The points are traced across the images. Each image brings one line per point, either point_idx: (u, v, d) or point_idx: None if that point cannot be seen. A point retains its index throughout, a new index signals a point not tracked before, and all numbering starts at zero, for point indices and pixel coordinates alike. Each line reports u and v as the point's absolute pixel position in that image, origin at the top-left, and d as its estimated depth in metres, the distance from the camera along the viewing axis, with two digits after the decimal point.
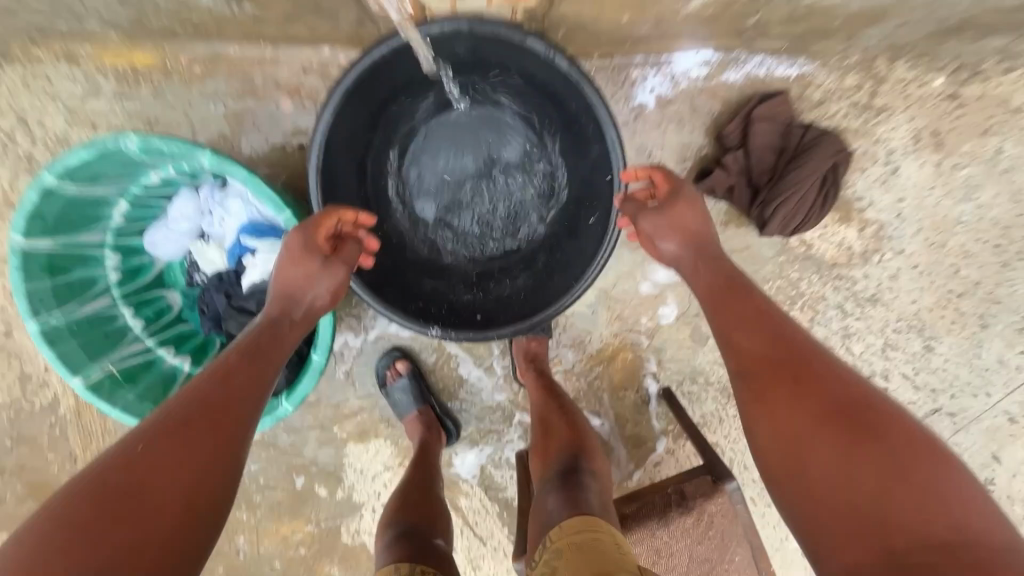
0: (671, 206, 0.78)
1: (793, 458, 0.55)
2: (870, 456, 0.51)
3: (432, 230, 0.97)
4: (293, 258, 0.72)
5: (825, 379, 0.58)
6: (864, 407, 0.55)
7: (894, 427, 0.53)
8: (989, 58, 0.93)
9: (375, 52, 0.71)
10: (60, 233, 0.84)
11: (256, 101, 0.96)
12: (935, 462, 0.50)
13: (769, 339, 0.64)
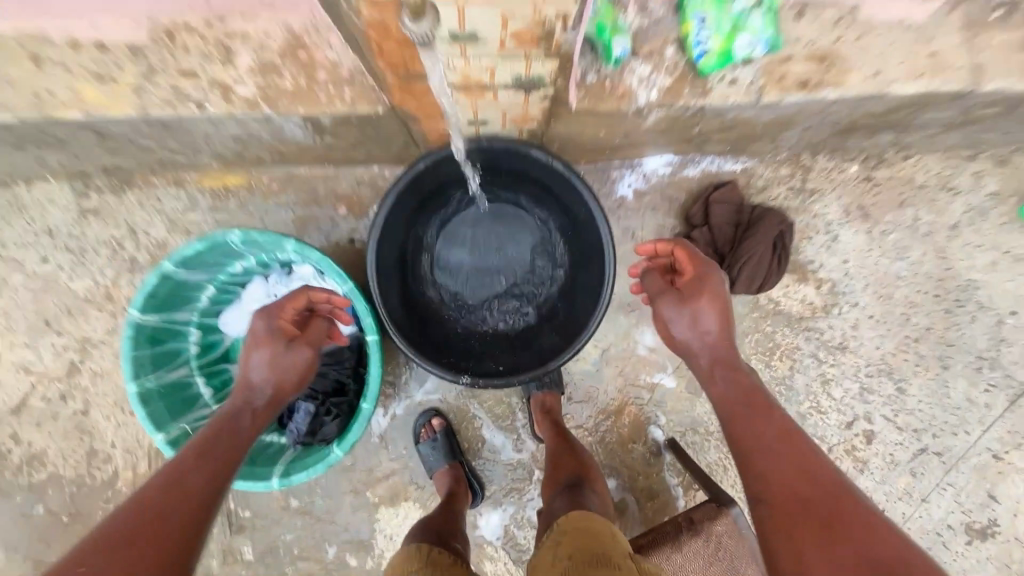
0: (692, 300, 0.82)
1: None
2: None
3: (459, 298, 1.16)
4: (257, 341, 0.85)
5: (851, 515, 0.59)
6: (894, 550, 0.54)
7: (923, 573, 0.52)
8: (888, 150, 1.19)
9: (417, 166, 0.94)
10: (164, 310, 1.03)
11: (318, 208, 1.21)
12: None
13: (794, 474, 0.65)
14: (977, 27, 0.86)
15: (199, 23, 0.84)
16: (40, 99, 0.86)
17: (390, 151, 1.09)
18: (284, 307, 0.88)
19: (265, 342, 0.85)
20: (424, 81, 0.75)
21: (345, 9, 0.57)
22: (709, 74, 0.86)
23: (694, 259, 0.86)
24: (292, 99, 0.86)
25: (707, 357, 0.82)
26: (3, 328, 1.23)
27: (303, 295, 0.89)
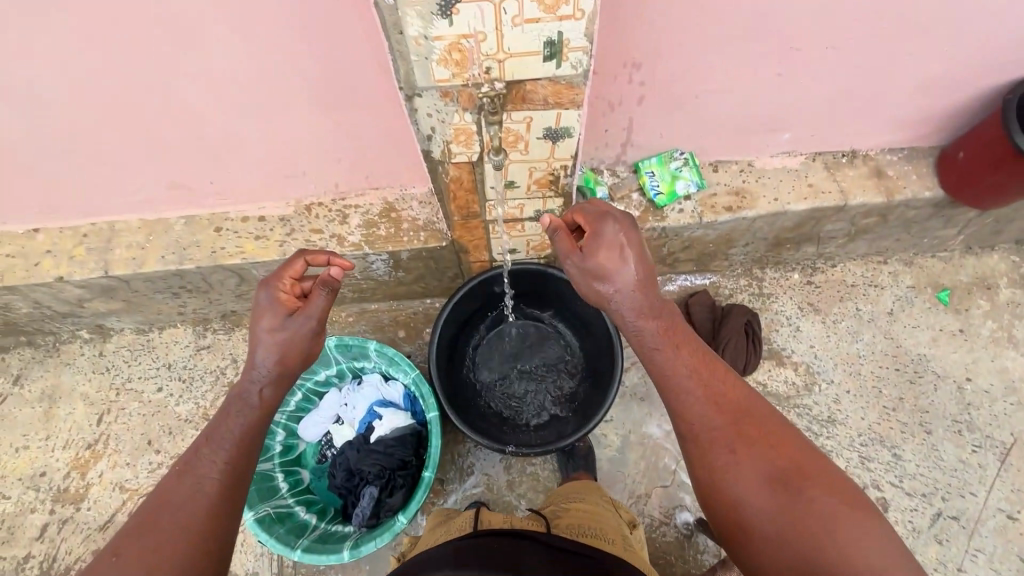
0: (596, 264, 0.83)
1: (737, 505, 0.72)
2: (799, 505, 0.68)
3: (493, 395, 1.40)
4: (261, 312, 0.85)
5: (760, 438, 0.76)
6: (790, 460, 0.73)
7: (808, 476, 0.71)
8: (818, 260, 1.57)
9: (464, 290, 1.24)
10: None
11: (383, 333, 1.53)
12: (843, 503, 0.68)
13: (712, 405, 0.79)
14: (836, 168, 1.31)
15: (327, 200, 1.30)
16: (215, 253, 1.27)
17: (443, 282, 1.46)
18: (284, 277, 0.89)
19: (262, 322, 0.84)
20: (478, 218, 1.15)
21: (440, 172, 0.99)
22: (664, 207, 1.28)
23: (591, 218, 0.85)
24: (385, 242, 1.27)
25: (631, 307, 0.84)
26: (110, 450, 1.44)
27: (301, 261, 0.90)
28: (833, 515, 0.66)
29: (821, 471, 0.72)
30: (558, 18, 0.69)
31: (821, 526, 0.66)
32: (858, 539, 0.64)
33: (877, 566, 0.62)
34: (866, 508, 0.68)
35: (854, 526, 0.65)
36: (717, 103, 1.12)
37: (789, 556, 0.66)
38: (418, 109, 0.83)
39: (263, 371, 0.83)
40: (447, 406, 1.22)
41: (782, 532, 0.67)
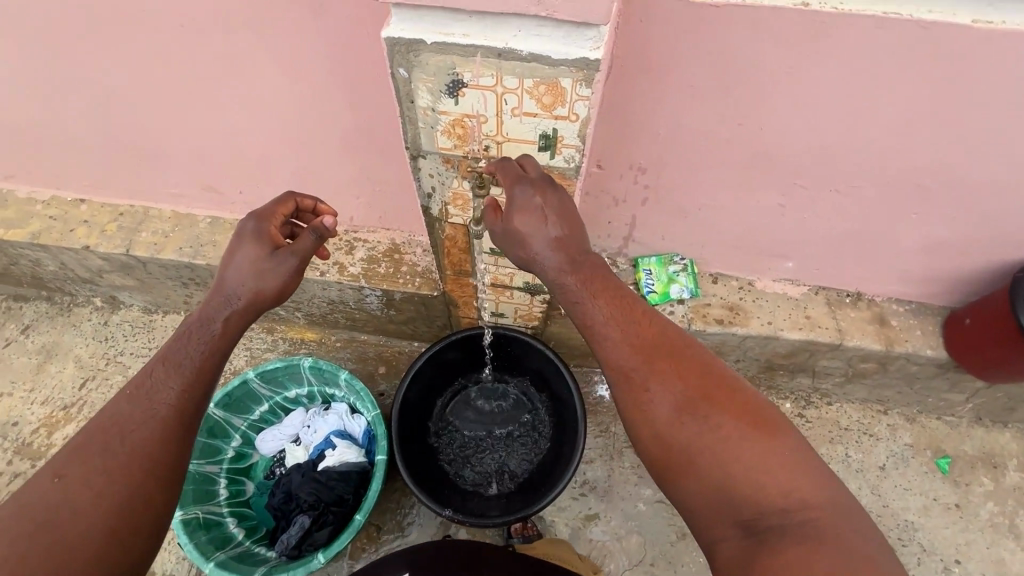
0: (516, 229, 0.79)
1: (664, 436, 0.71)
2: (718, 435, 0.67)
3: (455, 455, 1.39)
4: (244, 241, 0.83)
5: (679, 371, 0.74)
6: (703, 387, 0.72)
7: (727, 406, 0.70)
8: (814, 395, 1.50)
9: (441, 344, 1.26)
10: (227, 410, 1.30)
11: (365, 364, 1.56)
12: (761, 430, 0.67)
13: (632, 346, 0.76)
14: (838, 305, 1.29)
15: (340, 230, 1.37)
16: None
17: (431, 329, 1.49)
18: (273, 210, 0.88)
19: (247, 249, 0.83)
20: (469, 276, 1.19)
21: (436, 228, 1.04)
22: (656, 305, 1.28)
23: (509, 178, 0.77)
24: (381, 279, 1.32)
25: (553, 264, 0.79)
26: (80, 416, 1.48)
27: (292, 201, 0.90)
28: (750, 445, 0.66)
29: (739, 397, 0.71)
30: (554, 117, 0.75)
31: (736, 456, 0.66)
32: (773, 465, 0.64)
33: (790, 488, 0.63)
34: (781, 430, 0.68)
35: (767, 451, 0.65)
36: (720, 218, 1.15)
37: (711, 483, 0.66)
38: (421, 168, 0.89)
39: (234, 299, 0.81)
40: (397, 455, 1.21)
41: (701, 459, 0.67)
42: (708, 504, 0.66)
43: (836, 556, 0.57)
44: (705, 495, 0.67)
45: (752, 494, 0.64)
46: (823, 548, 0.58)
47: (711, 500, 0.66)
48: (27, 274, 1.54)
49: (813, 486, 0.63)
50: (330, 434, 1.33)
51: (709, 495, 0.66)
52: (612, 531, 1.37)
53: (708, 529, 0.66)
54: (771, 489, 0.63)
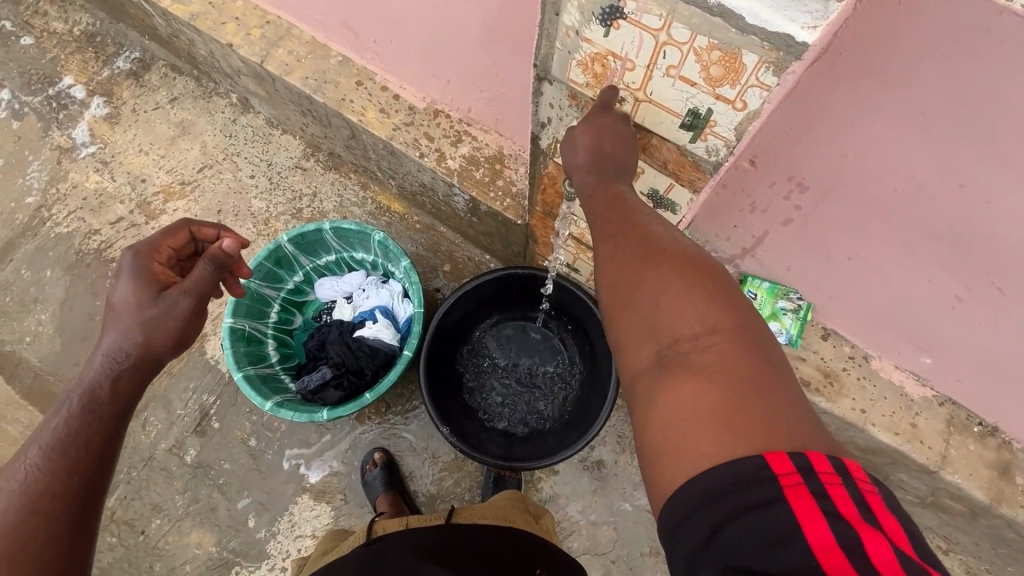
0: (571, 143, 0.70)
1: (614, 292, 0.61)
2: (648, 277, 0.59)
3: (480, 378, 1.39)
4: (129, 285, 0.82)
5: (638, 217, 0.64)
6: (661, 246, 0.61)
7: (665, 246, 0.61)
8: None
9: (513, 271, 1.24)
10: (298, 248, 1.36)
11: (433, 255, 1.55)
12: (698, 269, 0.58)
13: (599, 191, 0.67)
14: (959, 428, 1.05)
15: (454, 117, 1.29)
16: (343, 102, 1.33)
17: (505, 251, 1.44)
18: (161, 245, 0.90)
19: (131, 298, 0.81)
20: (555, 222, 1.09)
21: (539, 161, 0.93)
22: None
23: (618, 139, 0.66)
24: (473, 185, 1.25)
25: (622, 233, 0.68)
26: (191, 197, 1.64)
27: (183, 231, 0.92)
28: (679, 285, 0.57)
29: (697, 259, 0.59)
30: (714, 95, 0.58)
31: (657, 298, 0.57)
32: (695, 305, 0.55)
33: (709, 324, 0.54)
34: (719, 273, 0.58)
35: (695, 289, 0.56)
36: (868, 278, 0.92)
37: (634, 322, 0.59)
38: (543, 93, 0.76)
39: (121, 352, 0.77)
40: (423, 357, 1.23)
41: (637, 305, 0.59)
42: (630, 341, 0.59)
43: (737, 393, 0.49)
44: (638, 352, 0.58)
45: (668, 333, 0.56)
46: (725, 384, 0.50)
47: (639, 357, 0.57)
48: (184, 50, 1.64)
49: (734, 322, 0.54)
50: (376, 308, 1.38)
51: (630, 335, 0.59)
52: (588, 514, 1.35)
53: (626, 366, 0.59)
54: (690, 326, 0.55)
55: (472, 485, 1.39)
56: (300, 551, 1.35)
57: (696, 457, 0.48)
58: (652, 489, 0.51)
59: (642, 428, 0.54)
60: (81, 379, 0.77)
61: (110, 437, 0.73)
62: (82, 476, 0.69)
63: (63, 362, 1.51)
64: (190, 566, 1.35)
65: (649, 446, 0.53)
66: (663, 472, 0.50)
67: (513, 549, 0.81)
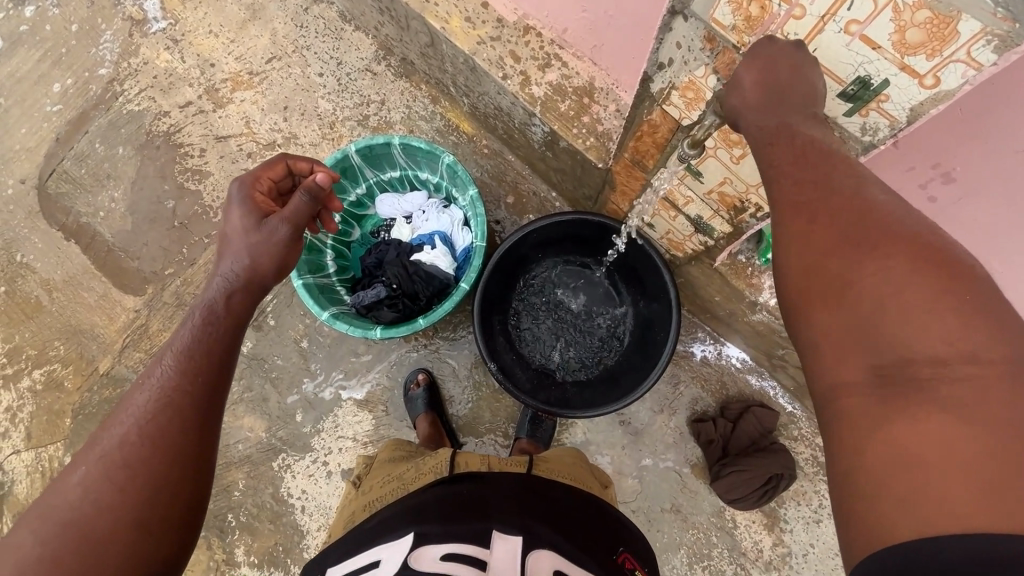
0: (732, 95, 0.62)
1: (816, 286, 0.54)
2: (872, 275, 0.51)
3: (536, 320, 1.37)
4: (239, 212, 0.90)
5: (856, 196, 0.55)
6: (894, 235, 0.51)
7: (902, 240, 0.51)
8: None
9: (576, 216, 1.18)
10: (365, 160, 1.32)
11: (498, 185, 1.49)
12: (953, 279, 0.48)
13: (804, 160, 0.57)
14: None
15: (546, 37, 1.16)
16: (426, 6, 1.22)
17: (575, 191, 1.36)
18: (264, 173, 0.96)
19: (240, 224, 0.88)
20: (643, 172, 1.00)
21: (643, 105, 0.83)
22: None
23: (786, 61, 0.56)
24: (556, 118, 1.15)
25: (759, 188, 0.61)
26: (259, 89, 1.59)
27: (282, 163, 0.99)
28: (928, 296, 0.48)
29: (942, 253, 0.50)
30: (899, 65, 0.50)
31: (884, 304, 0.49)
32: (946, 321, 0.47)
33: (968, 352, 0.46)
34: (974, 275, 0.48)
35: (942, 295, 0.47)
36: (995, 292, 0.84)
37: (849, 326, 0.51)
38: (672, 30, 0.65)
39: (233, 274, 0.85)
40: (478, 292, 1.22)
41: (850, 307, 0.51)
42: (833, 347, 0.52)
43: (996, 437, 0.43)
44: (841, 362, 0.51)
45: (895, 349, 0.49)
46: (983, 430, 0.44)
47: (844, 366, 0.51)
48: None
49: (995, 351, 0.45)
50: (436, 233, 1.35)
51: (835, 341, 0.52)
52: (617, 464, 1.38)
53: (821, 373, 0.53)
54: (929, 344, 0.47)
55: (507, 419, 1.43)
56: (340, 450, 1.45)
57: (930, 507, 0.44)
58: (853, 521, 0.48)
59: (846, 454, 0.50)
60: (203, 297, 0.85)
61: (228, 350, 0.81)
62: (206, 379, 0.77)
63: (133, 241, 1.57)
64: (243, 444, 1.47)
65: (856, 474, 0.49)
66: (876, 507, 0.47)
67: (598, 520, 0.83)
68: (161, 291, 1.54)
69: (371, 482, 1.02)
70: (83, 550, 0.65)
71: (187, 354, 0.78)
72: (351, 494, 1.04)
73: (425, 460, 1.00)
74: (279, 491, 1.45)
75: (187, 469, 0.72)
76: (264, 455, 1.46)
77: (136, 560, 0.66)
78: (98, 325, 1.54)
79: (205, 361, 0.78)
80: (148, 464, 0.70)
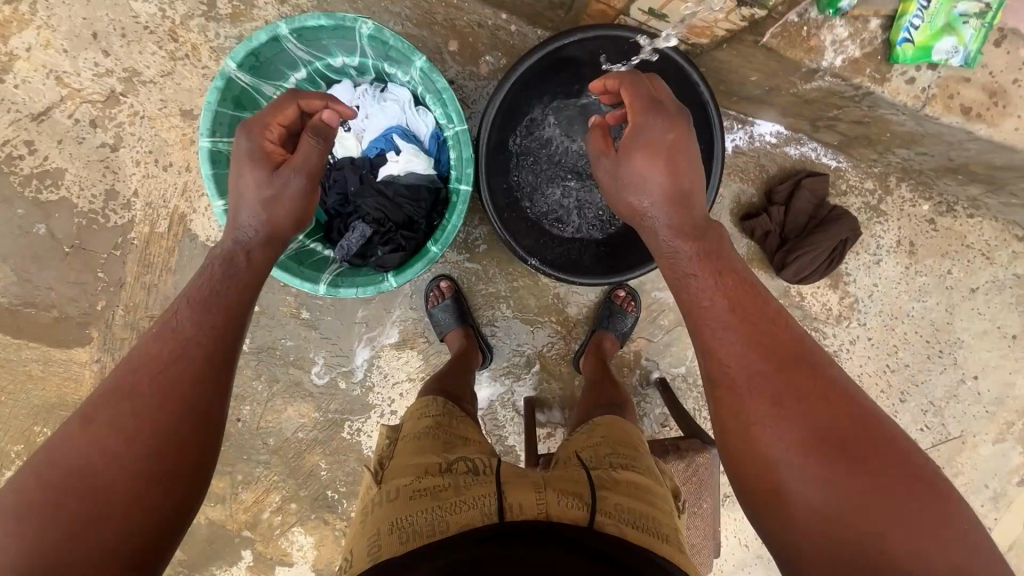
0: (631, 171, 0.79)
1: (782, 481, 0.61)
2: (822, 465, 0.60)
3: (551, 190, 1.15)
4: (249, 162, 0.79)
5: (800, 380, 0.66)
6: (835, 417, 0.63)
7: (841, 425, 0.62)
8: (961, 201, 1.27)
9: (553, 43, 0.91)
10: (255, 74, 0.94)
11: (431, 33, 1.13)
12: (895, 468, 0.60)
13: (751, 344, 0.69)
14: None
15: None
16: None
17: (536, 3, 1.03)
18: (274, 117, 0.83)
19: (251, 177, 0.78)
20: None
21: None
22: (895, 65, 0.86)
23: (675, 115, 0.79)
24: None
25: (669, 223, 0.77)
26: (43, 22, 1.11)
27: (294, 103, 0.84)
28: (876, 485, 0.58)
29: (874, 433, 0.62)
30: None
31: (841, 495, 0.58)
32: (894, 506, 0.57)
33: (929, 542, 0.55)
34: (900, 456, 0.61)
35: (883, 484, 0.58)
36: None
37: (825, 534, 0.57)
38: None
39: (252, 225, 0.77)
40: (481, 179, 0.98)
41: (816, 501, 0.59)
42: (809, 550, 0.58)
43: None
44: (823, 558, 0.57)
45: (865, 541, 0.56)
46: None
47: (822, 557, 0.57)
48: None
49: (936, 533, 0.56)
50: (390, 131, 1.04)
51: (812, 541, 0.58)
52: None
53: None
54: (890, 532, 0.56)
55: (554, 294, 1.32)
56: (401, 395, 1.35)
57: None
58: None
59: None
60: (221, 247, 0.77)
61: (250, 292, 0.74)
62: (225, 329, 0.69)
63: (31, 288, 1.23)
64: (300, 431, 1.38)
65: None
66: None
67: None
68: (107, 328, 1.25)
69: (397, 479, 0.72)
70: (69, 500, 0.55)
71: (212, 289, 0.71)
72: (371, 487, 0.75)
73: (462, 467, 0.73)
74: (360, 456, 1.39)
75: (203, 421, 0.63)
76: (328, 432, 1.38)
77: (128, 527, 0.56)
78: (64, 395, 1.28)
79: (232, 299, 0.71)
80: (153, 412, 0.61)
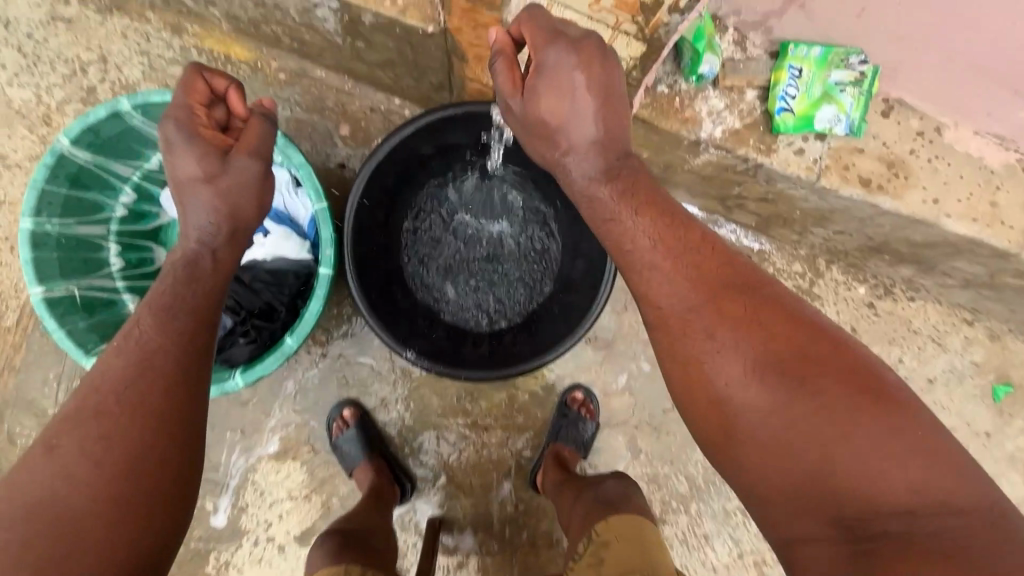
0: (540, 118, 0.62)
1: (734, 420, 0.52)
2: (775, 401, 0.50)
3: (439, 279, 1.05)
4: (188, 161, 0.65)
5: (744, 307, 0.54)
6: (786, 344, 0.52)
7: (795, 352, 0.51)
8: (899, 282, 1.18)
9: (417, 121, 0.85)
10: (101, 151, 0.87)
11: (320, 117, 1.08)
12: (864, 393, 0.48)
13: (684, 273, 0.57)
14: None
15: None
16: None
17: (419, 85, 0.99)
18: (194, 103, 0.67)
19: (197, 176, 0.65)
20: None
21: None
22: (780, 135, 0.81)
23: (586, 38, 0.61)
24: None
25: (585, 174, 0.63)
26: None
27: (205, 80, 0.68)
28: (839, 413, 0.48)
29: (832, 356, 0.51)
30: None
31: (800, 431, 0.49)
32: (869, 439, 0.47)
33: (913, 477, 0.46)
34: (870, 377, 0.50)
35: (851, 410, 0.48)
36: None
37: (785, 476, 0.49)
38: None
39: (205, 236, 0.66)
40: (348, 263, 0.86)
41: (769, 440, 0.50)
42: (772, 497, 0.50)
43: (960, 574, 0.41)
44: (790, 503, 0.49)
45: (834, 484, 0.47)
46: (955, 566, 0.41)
47: (787, 498, 0.49)
48: None
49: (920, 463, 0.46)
50: None
51: (774, 485, 0.49)
52: (601, 386, 1.16)
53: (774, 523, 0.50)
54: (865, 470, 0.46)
55: (461, 393, 1.15)
56: (280, 518, 1.13)
57: None
58: None
59: None
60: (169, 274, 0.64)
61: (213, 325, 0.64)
62: (188, 366, 0.58)
63: None
64: None
65: None
66: None
67: None
68: None
69: None
70: (13, 538, 0.46)
71: (164, 318, 0.60)
72: None
73: None
74: None
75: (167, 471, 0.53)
76: (190, 566, 1.13)
77: None
78: None
79: (189, 330, 0.60)
80: (116, 428, 0.52)
